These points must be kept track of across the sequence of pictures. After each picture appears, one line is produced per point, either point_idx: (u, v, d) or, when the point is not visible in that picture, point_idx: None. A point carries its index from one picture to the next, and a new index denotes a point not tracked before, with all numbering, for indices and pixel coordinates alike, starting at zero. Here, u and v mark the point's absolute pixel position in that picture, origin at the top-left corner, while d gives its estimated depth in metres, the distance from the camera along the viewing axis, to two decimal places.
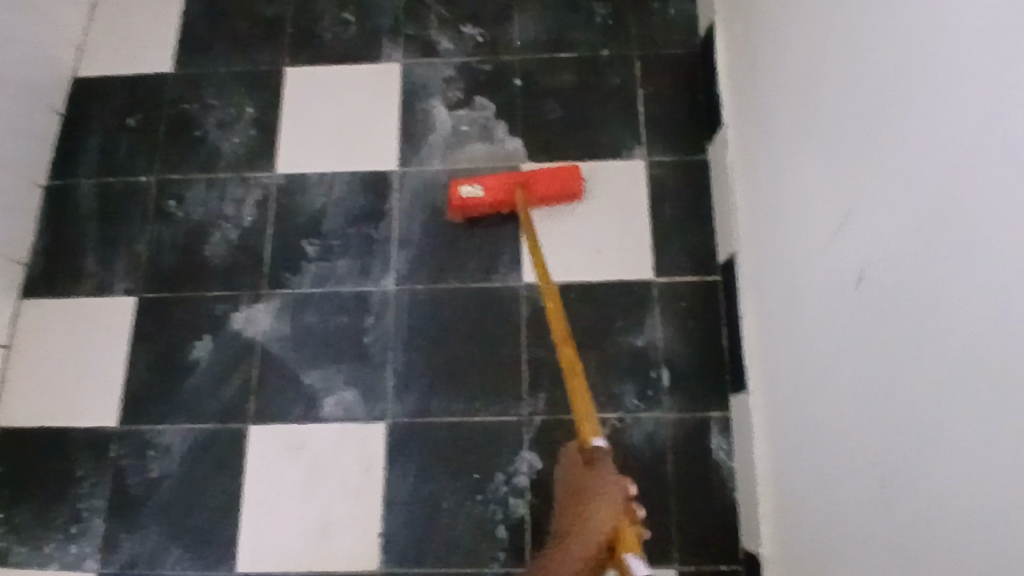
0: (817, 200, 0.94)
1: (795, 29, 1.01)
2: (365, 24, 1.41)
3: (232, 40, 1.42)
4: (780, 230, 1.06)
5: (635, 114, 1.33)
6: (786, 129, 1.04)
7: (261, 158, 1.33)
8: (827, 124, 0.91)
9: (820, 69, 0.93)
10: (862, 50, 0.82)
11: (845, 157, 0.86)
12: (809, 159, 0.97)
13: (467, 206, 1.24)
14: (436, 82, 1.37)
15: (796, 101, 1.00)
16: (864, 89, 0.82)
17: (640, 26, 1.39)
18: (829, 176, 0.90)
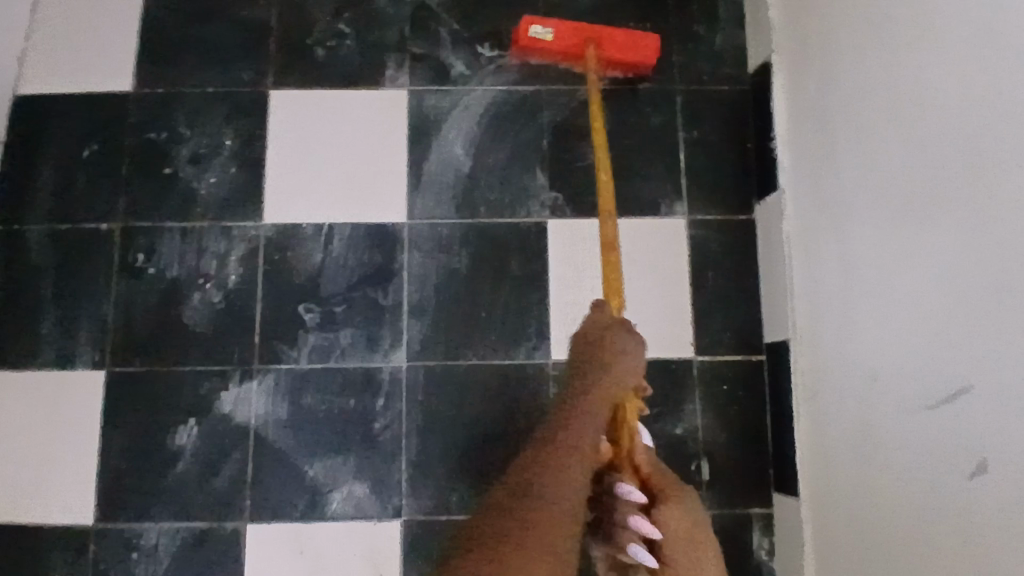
0: (924, 286, 0.80)
1: (893, 74, 0.87)
2: (366, 38, 1.20)
3: (205, 51, 1.18)
4: (858, 315, 0.92)
5: (676, 164, 1.19)
6: (877, 193, 0.89)
7: (246, 202, 1.14)
8: (938, 257, 0.78)
9: (938, 126, 0.78)
10: (1013, 120, 0.68)
11: (981, 244, 0.72)
12: (914, 232, 0.82)
13: (532, 47, 1.16)
14: (450, 115, 1.18)
15: (895, 162, 0.86)
16: (1016, 165, 0.68)
17: (683, 57, 1.22)
18: (948, 266, 0.76)
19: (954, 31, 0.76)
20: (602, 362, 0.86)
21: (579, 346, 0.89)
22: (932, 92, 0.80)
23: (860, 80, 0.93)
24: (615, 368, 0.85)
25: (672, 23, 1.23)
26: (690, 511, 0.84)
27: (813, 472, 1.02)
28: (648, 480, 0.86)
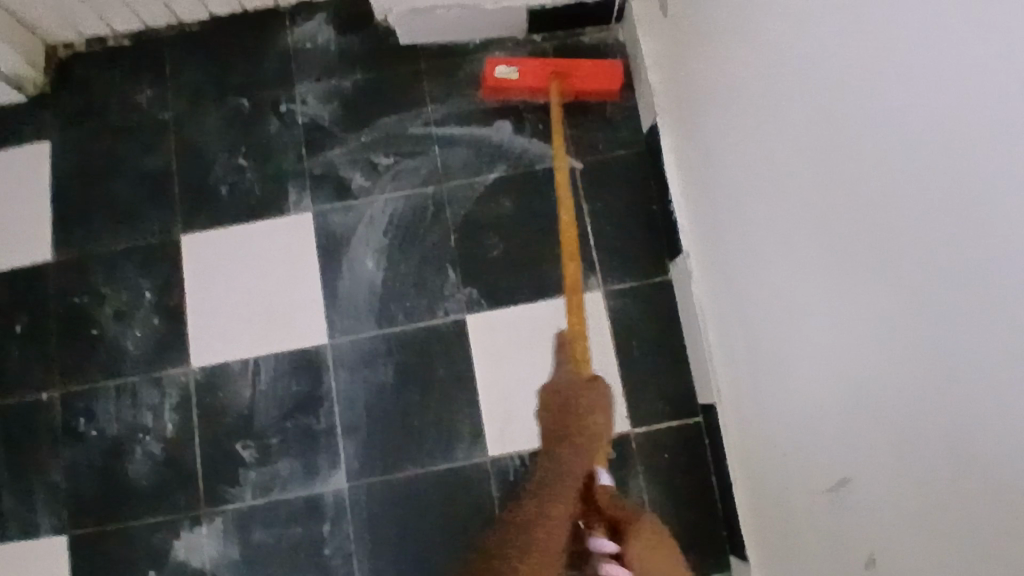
0: (815, 354, 0.79)
1: (757, 144, 0.87)
2: (265, 169, 1.23)
3: (116, 210, 1.23)
4: (766, 381, 0.92)
5: (585, 238, 1.19)
6: (763, 259, 0.89)
7: (172, 350, 1.17)
8: (820, 334, 0.78)
9: (797, 197, 0.79)
10: (847, 200, 0.69)
11: (848, 318, 0.72)
12: (801, 303, 0.81)
13: (501, 88, 1.19)
14: (358, 229, 1.21)
15: (776, 235, 0.85)
16: (857, 243, 0.68)
17: (576, 129, 1.23)
18: (831, 336, 0.76)
19: (792, 107, 0.77)
20: (575, 420, 0.88)
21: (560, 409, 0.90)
22: (788, 169, 0.80)
23: (732, 148, 0.94)
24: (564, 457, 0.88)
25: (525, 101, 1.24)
26: (655, 547, 0.82)
27: (757, 536, 1.01)
28: (616, 525, 0.86)
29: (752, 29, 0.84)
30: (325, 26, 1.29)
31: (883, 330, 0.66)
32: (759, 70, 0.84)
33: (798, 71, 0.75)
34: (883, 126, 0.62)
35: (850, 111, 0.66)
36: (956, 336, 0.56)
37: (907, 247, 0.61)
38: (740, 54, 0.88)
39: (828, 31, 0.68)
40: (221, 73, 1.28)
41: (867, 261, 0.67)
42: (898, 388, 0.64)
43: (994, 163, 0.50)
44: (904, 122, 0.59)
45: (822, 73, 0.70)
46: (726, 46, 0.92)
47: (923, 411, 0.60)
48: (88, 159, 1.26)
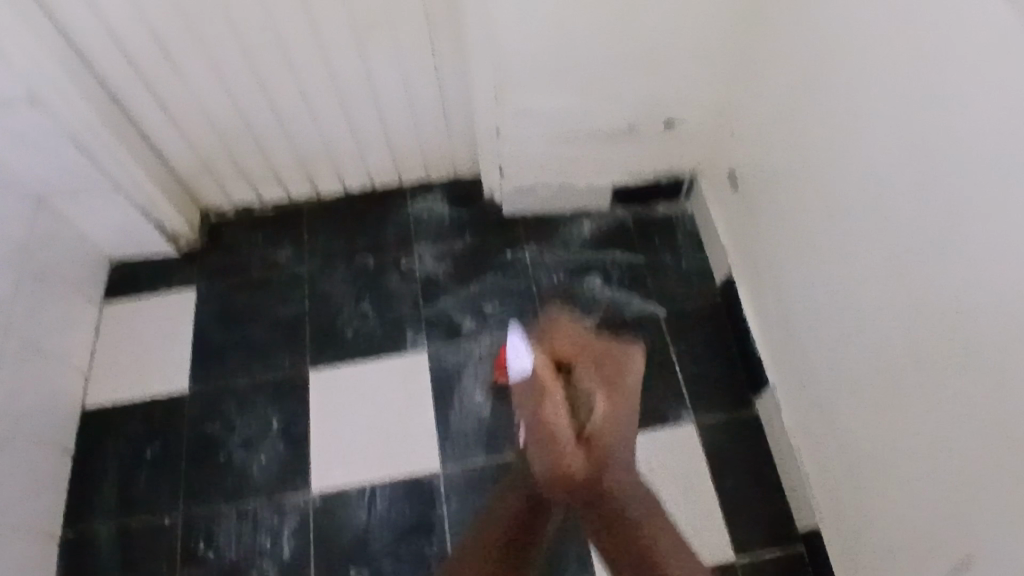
0: (910, 454, 0.90)
1: (835, 280, 1.02)
2: (385, 314, 1.41)
3: (250, 347, 1.39)
4: (875, 493, 0.99)
5: (675, 375, 1.33)
6: (856, 380, 1.01)
7: (294, 475, 1.25)
8: (913, 435, 0.88)
9: (883, 322, 0.92)
10: (931, 315, 0.82)
11: (946, 418, 0.82)
12: (890, 410, 0.93)
13: (513, 370, 1.31)
14: (468, 366, 1.35)
15: (859, 355, 0.99)
16: (945, 348, 0.80)
17: (657, 282, 1.43)
18: (932, 440, 0.85)
19: (867, 248, 0.93)
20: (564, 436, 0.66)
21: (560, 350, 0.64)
22: (862, 297, 0.96)
23: (812, 290, 1.10)
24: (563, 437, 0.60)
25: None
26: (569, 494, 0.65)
27: None
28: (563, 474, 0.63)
29: (820, 191, 1.03)
30: (440, 198, 1.54)
31: (982, 422, 0.76)
32: (831, 223, 1.02)
33: (870, 219, 0.92)
34: (954, 251, 0.77)
35: (923, 242, 0.82)
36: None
37: (990, 345, 0.73)
38: (811, 209, 1.06)
39: (892, 184, 0.86)
40: (350, 235, 1.51)
41: (949, 364, 0.80)
42: (1005, 470, 0.72)
43: None
44: (974, 246, 0.74)
45: (883, 215, 0.89)
46: (793, 205, 1.11)
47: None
48: (228, 304, 1.44)
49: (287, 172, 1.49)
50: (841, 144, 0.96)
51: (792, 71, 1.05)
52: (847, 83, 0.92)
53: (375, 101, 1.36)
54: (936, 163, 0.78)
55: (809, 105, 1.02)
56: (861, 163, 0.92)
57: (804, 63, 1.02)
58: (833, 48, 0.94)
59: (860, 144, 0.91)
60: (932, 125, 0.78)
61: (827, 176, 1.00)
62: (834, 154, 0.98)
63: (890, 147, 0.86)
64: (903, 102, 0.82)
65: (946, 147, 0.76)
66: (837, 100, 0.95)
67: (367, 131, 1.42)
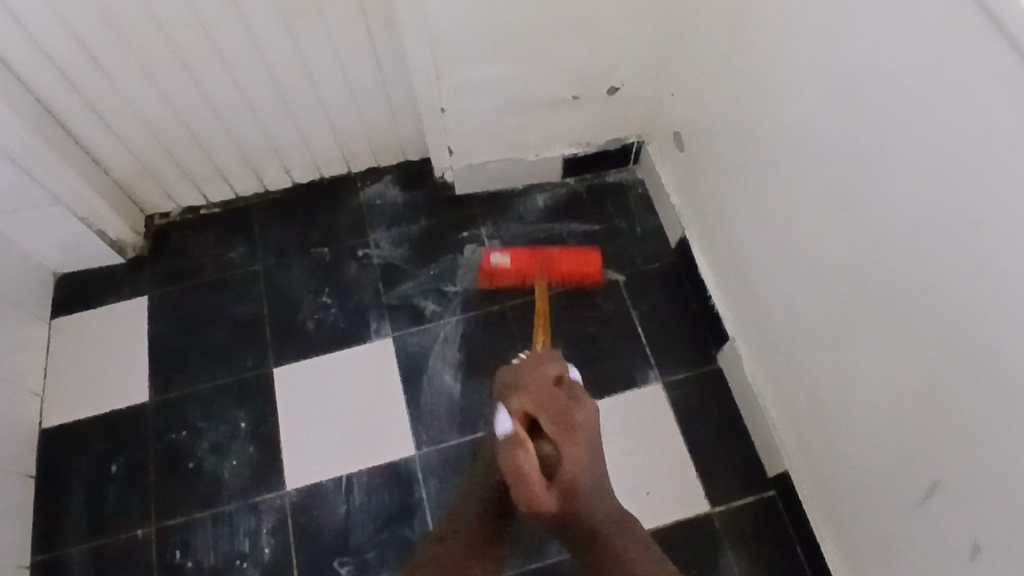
0: (871, 387, 0.93)
1: (785, 228, 1.05)
2: (345, 304, 1.39)
3: (210, 351, 1.36)
4: (841, 429, 1.02)
5: (638, 337, 1.35)
6: (811, 322, 1.04)
7: (268, 474, 1.24)
8: (873, 368, 0.92)
9: (832, 263, 0.95)
10: (878, 249, 0.85)
11: (900, 346, 0.85)
12: (849, 348, 0.96)
13: (493, 273, 1.36)
14: (434, 347, 1.34)
15: (813, 299, 1.02)
16: (895, 281, 0.83)
17: (614, 248, 1.44)
18: (890, 369, 0.88)
19: (811, 192, 0.96)
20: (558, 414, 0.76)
21: (524, 399, 0.76)
22: (812, 241, 0.99)
23: (763, 239, 1.12)
24: (533, 476, 0.72)
25: (495, 300, 1.39)
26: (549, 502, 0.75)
27: None
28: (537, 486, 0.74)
29: (762, 141, 1.05)
30: (391, 183, 1.53)
31: (936, 346, 0.79)
32: (776, 171, 1.04)
33: (812, 164, 0.94)
34: (894, 185, 0.80)
35: (865, 180, 0.84)
36: (995, 328, 0.70)
37: (937, 271, 0.76)
38: (756, 161, 1.08)
39: (831, 126, 0.88)
40: (301, 228, 1.48)
41: (900, 295, 0.83)
42: (965, 387, 0.76)
43: (988, 185, 0.67)
44: (913, 176, 0.76)
45: (827, 160, 0.91)
46: (739, 159, 1.13)
47: (989, 398, 0.73)
48: (183, 309, 1.41)
49: (230, 170, 1.45)
50: (779, 93, 0.98)
51: (725, 26, 1.06)
52: (779, 33, 0.94)
53: (314, 88, 1.33)
54: (871, 100, 0.80)
55: (745, 58, 1.04)
56: (800, 110, 0.94)
57: (735, 16, 1.03)
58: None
59: (797, 92, 0.93)
60: (865, 64, 0.80)
61: (768, 126, 1.02)
62: (773, 104, 1.00)
63: (826, 91, 0.88)
64: (834, 45, 0.84)
65: (878, 84, 0.78)
66: (771, 50, 0.97)
67: (309, 120, 1.39)
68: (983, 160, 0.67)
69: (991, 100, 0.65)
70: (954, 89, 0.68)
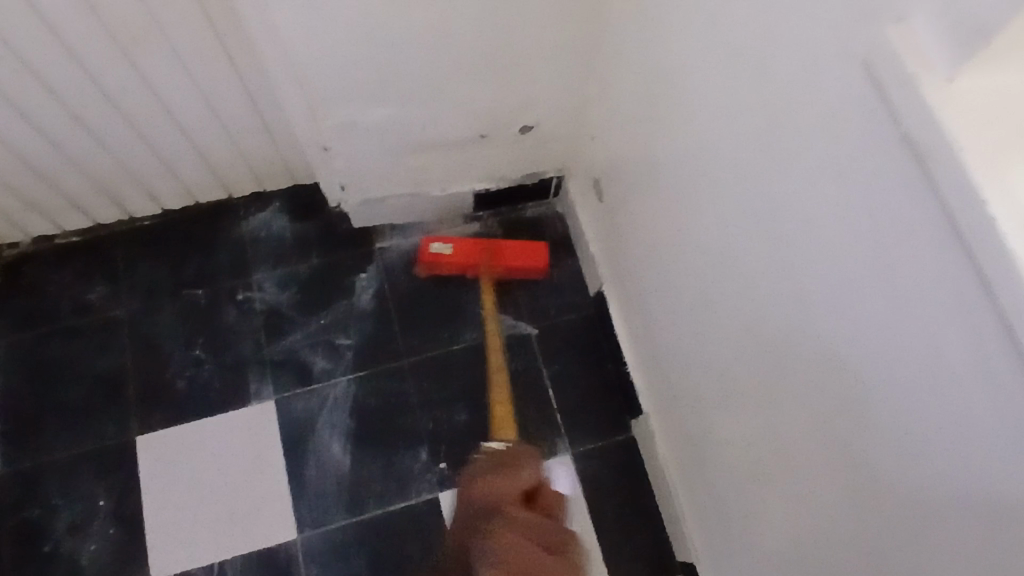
0: (774, 520, 0.84)
1: (697, 322, 0.93)
2: (222, 360, 1.24)
3: (67, 414, 1.21)
4: (745, 541, 0.94)
5: (547, 402, 1.24)
6: (721, 431, 0.93)
7: (129, 562, 1.12)
8: (776, 504, 0.82)
9: (741, 387, 0.84)
10: (785, 398, 0.73)
11: (806, 499, 0.74)
12: (754, 471, 0.86)
13: (435, 262, 1.28)
14: (322, 412, 1.21)
15: (721, 405, 0.91)
16: (798, 434, 0.72)
17: (528, 295, 1.30)
18: (795, 517, 0.78)
19: (725, 303, 0.83)
20: None
21: None
22: (720, 349, 0.87)
23: (678, 324, 1.00)
24: None
25: (393, 356, 1.25)
26: None
27: None
28: None
29: (679, 226, 0.91)
30: (279, 213, 1.34)
31: (842, 521, 0.69)
32: (691, 263, 0.90)
33: (725, 277, 0.81)
34: (805, 341, 0.66)
35: (775, 319, 0.71)
36: (901, 539, 0.59)
37: (844, 449, 0.64)
38: (671, 240, 0.95)
39: (746, 247, 0.74)
40: (174, 266, 1.30)
41: (804, 450, 0.72)
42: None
43: (903, 385, 0.54)
44: (824, 339, 0.63)
45: (737, 275, 0.78)
46: (656, 231, 0.99)
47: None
48: (37, 362, 1.24)
49: (83, 200, 1.25)
50: (694, 183, 0.83)
51: (646, 84, 0.90)
52: (696, 117, 0.79)
53: (170, 116, 1.12)
54: (786, 233, 0.66)
55: (663, 130, 0.88)
56: (713, 213, 0.80)
57: (656, 80, 0.87)
58: (683, 74, 0.79)
59: (712, 190, 0.79)
60: (781, 191, 0.65)
61: (684, 215, 0.88)
62: (689, 192, 0.85)
63: (738, 204, 0.73)
64: (752, 156, 0.69)
65: (794, 218, 0.64)
66: (689, 133, 0.81)
67: (170, 148, 1.18)
68: (899, 357, 0.54)
69: (914, 290, 0.50)
70: (875, 265, 0.54)
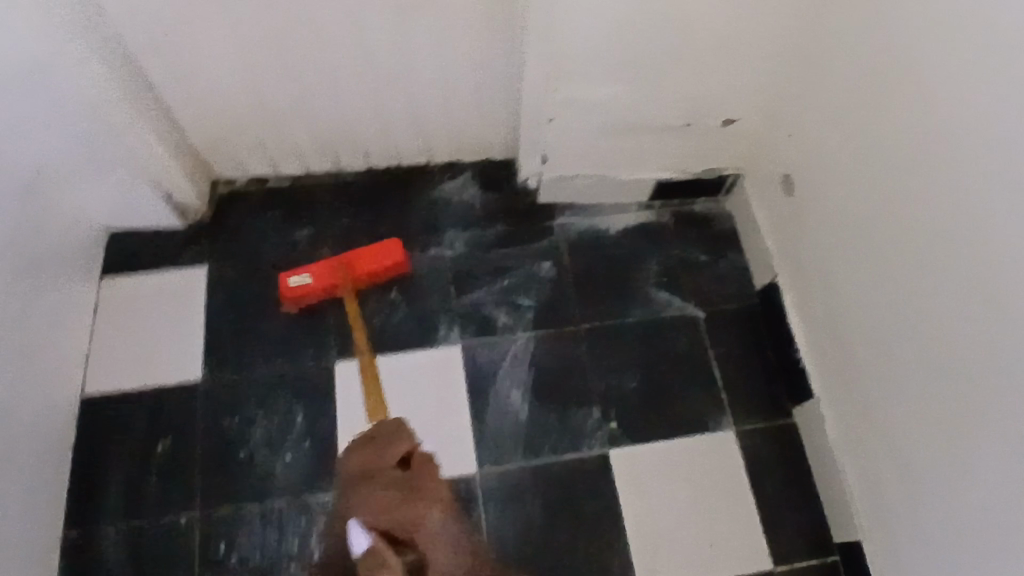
0: (973, 467, 0.88)
1: (890, 289, 1.00)
2: (414, 305, 1.33)
3: (268, 337, 1.30)
4: (926, 500, 0.98)
5: (712, 380, 1.30)
6: (915, 405, 0.98)
7: (321, 475, 1.19)
8: (979, 451, 0.87)
9: (945, 339, 0.90)
10: (1022, 356, 0.78)
11: (1022, 432, 0.79)
12: (949, 422, 0.91)
13: (302, 295, 1.28)
14: (502, 362, 1.29)
15: (912, 366, 0.97)
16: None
17: (696, 282, 1.39)
18: (1011, 474, 0.83)
19: (941, 271, 0.89)
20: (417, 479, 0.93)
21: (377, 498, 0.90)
22: (920, 310, 0.94)
23: (871, 306, 1.06)
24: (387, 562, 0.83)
25: (569, 320, 1.34)
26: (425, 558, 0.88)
27: None
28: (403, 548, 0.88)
29: (887, 210, 0.98)
30: (469, 182, 1.46)
31: None
32: (900, 244, 0.97)
33: (951, 247, 0.87)
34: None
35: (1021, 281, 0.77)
36: None
37: None
38: (865, 215, 1.03)
39: (989, 213, 0.80)
40: (372, 217, 1.42)
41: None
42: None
43: None
44: None
45: (956, 232, 0.85)
46: (847, 210, 1.08)
47: None
48: (244, 287, 1.35)
49: (306, 147, 1.38)
50: (916, 163, 0.90)
51: (862, 80, 0.99)
52: (923, 101, 0.87)
53: (412, 77, 1.25)
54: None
55: (879, 120, 0.96)
56: (936, 185, 0.87)
57: (877, 74, 0.95)
58: (899, 61, 0.90)
59: (944, 167, 0.86)
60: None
61: (896, 196, 0.96)
62: (904, 174, 0.93)
63: (984, 175, 0.80)
64: (1005, 128, 0.76)
65: None
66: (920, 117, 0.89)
67: (399, 107, 1.31)
68: None
69: None
70: None
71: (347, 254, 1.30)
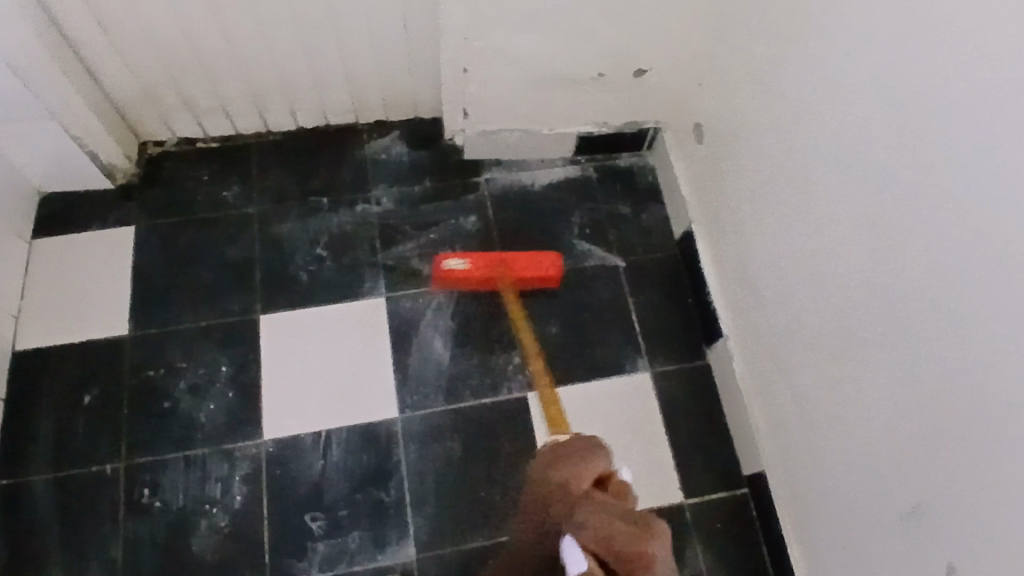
0: (856, 384, 0.92)
1: (789, 221, 1.04)
2: (340, 259, 1.36)
3: (195, 291, 1.32)
4: (818, 423, 1.03)
5: (631, 326, 1.34)
6: (810, 334, 1.02)
7: (245, 422, 1.22)
8: (859, 368, 0.91)
9: (835, 263, 0.94)
10: (893, 272, 0.82)
11: (895, 342, 0.83)
12: (836, 343, 0.95)
13: (449, 277, 1.30)
14: (426, 312, 1.32)
15: (807, 293, 1.02)
16: (899, 279, 0.81)
17: (619, 233, 1.42)
18: (881, 385, 0.87)
19: (826, 197, 0.93)
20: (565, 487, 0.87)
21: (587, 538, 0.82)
22: (814, 238, 0.98)
23: (772, 242, 1.10)
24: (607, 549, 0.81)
25: None
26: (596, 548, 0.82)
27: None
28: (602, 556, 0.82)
29: (783, 147, 1.02)
30: (398, 140, 1.49)
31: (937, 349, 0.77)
32: (794, 178, 1.01)
33: (835, 175, 0.91)
34: (924, 210, 0.76)
35: (891, 200, 0.81)
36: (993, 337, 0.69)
37: (947, 267, 0.74)
38: (766, 152, 1.07)
39: (866, 138, 0.84)
40: (300, 175, 1.44)
41: (898, 295, 0.82)
42: (957, 415, 0.76)
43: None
44: (937, 168, 0.74)
45: (840, 156, 0.89)
46: (750, 148, 1.11)
47: (977, 412, 0.72)
48: (172, 244, 1.36)
49: (233, 106, 1.39)
50: (807, 97, 0.94)
51: (760, 20, 1.02)
52: (812, 33, 0.91)
53: (333, 33, 1.27)
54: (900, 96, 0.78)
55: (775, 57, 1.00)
56: (826, 113, 0.91)
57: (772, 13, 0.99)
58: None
59: (829, 98, 0.90)
60: (898, 65, 0.77)
61: (791, 133, 1.00)
62: (800, 107, 0.96)
63: (863, 101, 0.84)
64: (878, 49, 0.80)
65: (907, 77, 0.76)
66: (807, 51, 0.93)
67: (323, 64, 1.33)
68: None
69: None
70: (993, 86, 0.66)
71: (508, 254, 1.30)
